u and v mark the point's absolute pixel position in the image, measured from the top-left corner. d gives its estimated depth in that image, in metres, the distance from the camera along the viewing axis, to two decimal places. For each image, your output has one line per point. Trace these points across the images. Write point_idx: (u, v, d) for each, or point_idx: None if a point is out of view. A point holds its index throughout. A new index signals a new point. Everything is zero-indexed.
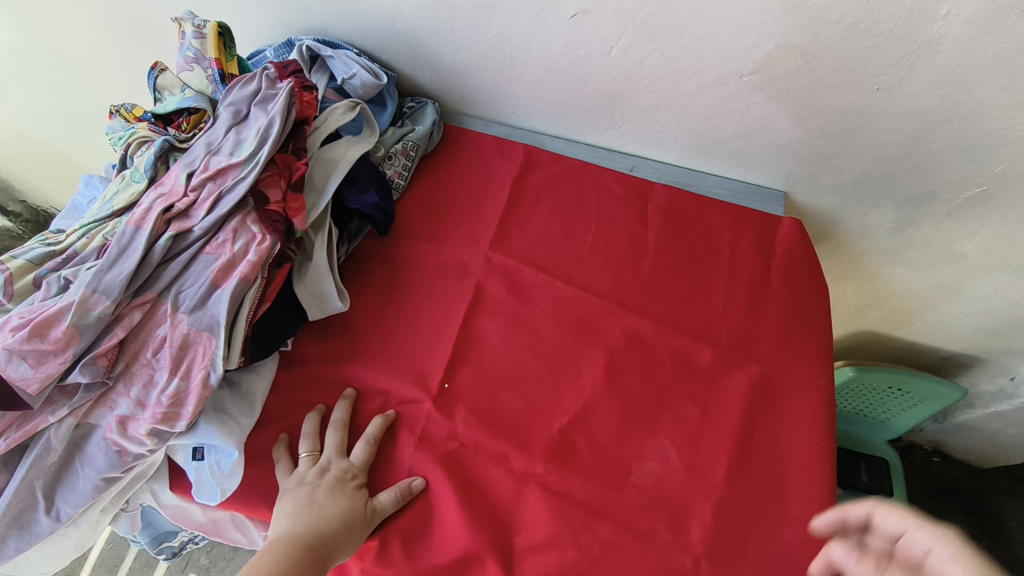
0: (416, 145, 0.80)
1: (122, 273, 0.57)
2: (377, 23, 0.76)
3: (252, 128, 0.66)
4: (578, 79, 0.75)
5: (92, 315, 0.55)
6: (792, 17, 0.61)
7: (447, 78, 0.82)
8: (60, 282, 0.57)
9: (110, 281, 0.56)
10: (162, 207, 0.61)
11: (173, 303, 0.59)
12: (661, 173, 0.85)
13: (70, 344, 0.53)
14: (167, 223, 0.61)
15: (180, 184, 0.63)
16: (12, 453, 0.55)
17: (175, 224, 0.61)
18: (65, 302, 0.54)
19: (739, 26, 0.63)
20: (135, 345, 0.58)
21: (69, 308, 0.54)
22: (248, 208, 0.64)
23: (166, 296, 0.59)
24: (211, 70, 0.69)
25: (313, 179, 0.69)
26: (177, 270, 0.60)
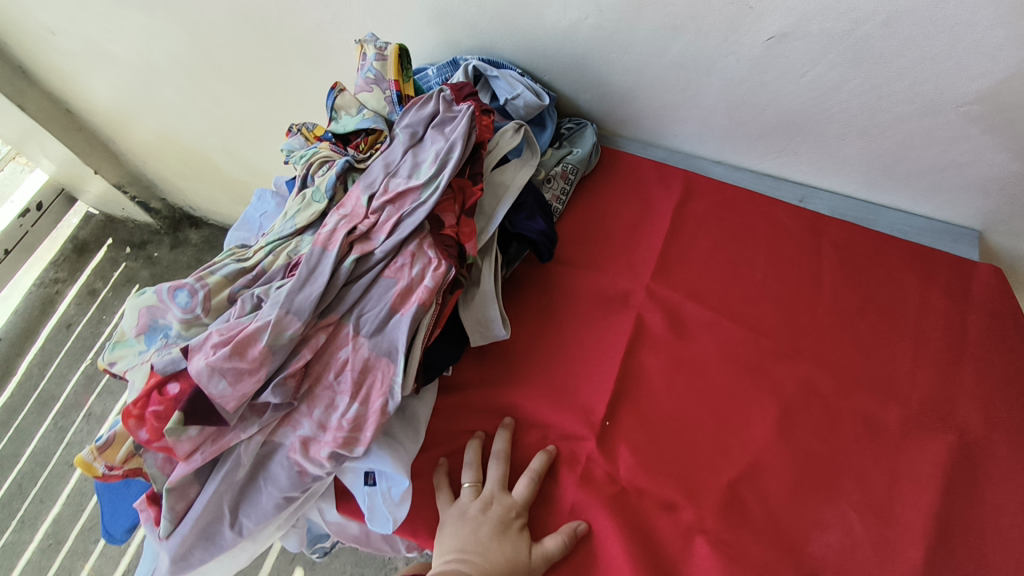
0: (575, 168, 0.77)
1: (312, 294, 0.57)
2: (545, 44, 0.74)
3: (430, 151, 0.65)
4: (758, 105, 0.70)
5: (285, 336, 0.56)
6: None
7: (609, 100, 0.78)
8: (254, 300, 0.58)
9: (300, 302, 0.57)
10: (347, 229, 0.61)
11: (355, 327, 0.59)
12: (835, 207, 0.78)
13: (264, 363, 0.55)
14: (350, 245, 0.61)
15: (361, 205, 0.64)
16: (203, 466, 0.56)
17: (358, 246, 0.61)
18: (261, 322, 0.56)
19: (970, 52, 0.57)
20: (318, 366, 0.58)
21: (264, 328, 0.56)
22: (425, 232, 0.63)
23: (348, 318, 0.59)
24: (390, 91, 0.69)
25: (483, 204, 0.67)
26: (358, 293, 0.60)
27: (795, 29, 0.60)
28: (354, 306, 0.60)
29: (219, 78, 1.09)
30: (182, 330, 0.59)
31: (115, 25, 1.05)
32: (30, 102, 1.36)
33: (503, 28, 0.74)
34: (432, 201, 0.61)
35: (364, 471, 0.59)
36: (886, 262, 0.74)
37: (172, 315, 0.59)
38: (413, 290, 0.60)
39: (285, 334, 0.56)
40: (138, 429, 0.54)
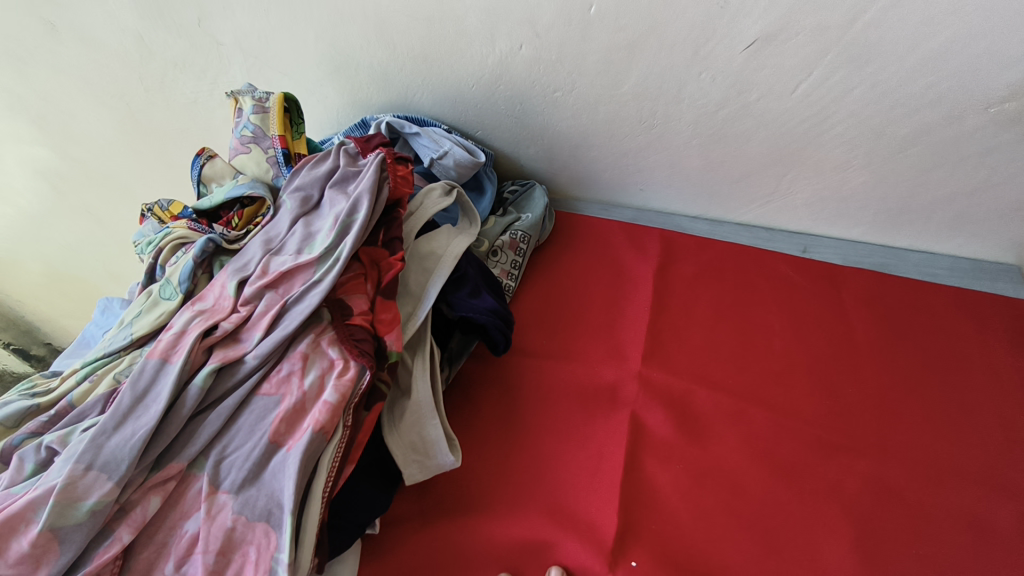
0: (527, 236, 0.61)
1: (136, 434, 0.36)
2: (471, 90, 0.60)
3: (328, 216, 0.47)
4: (740, 134, 0.58)
5: (81, 510, 0.33)
6: None
7: (557, 154, 0.64)
8: (42, 454, 0.36)
9: (114, 450, 0.35)
10: (201, 330, 0.41)
11: (212, 479, 0.37)
12: (844, 253, 0.64)
13: (42, 563, 0.33)
14: (208, 351, 0.41)
15: (227, 296, 0.44)
16: None
17: (219, 352, 0.41)
18: (41, 491, 0.34)
19: (999, 34, 0.45)
20: (150, 551, 0.36)
21: (46, 499, 0.34)
22: (324, 323, 0.44)
23: (202, 466, 0.38)
24: (274, 150, 0.52)
25: (407, 282, 0.49)
26: (217, 424, 0.39)
27: (781, 29, 0.48)
28: (211, 445, 0.38)
29: (88, 187, 0.90)
30: None
31: None
32: None
33: (419, 75, 0.60)
34: (329, 279, 0.42)
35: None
36: (927, 312, 0.59)
37: None
38: (306, 409, 0.40)
39: (81, 508, 0.34)
40: None
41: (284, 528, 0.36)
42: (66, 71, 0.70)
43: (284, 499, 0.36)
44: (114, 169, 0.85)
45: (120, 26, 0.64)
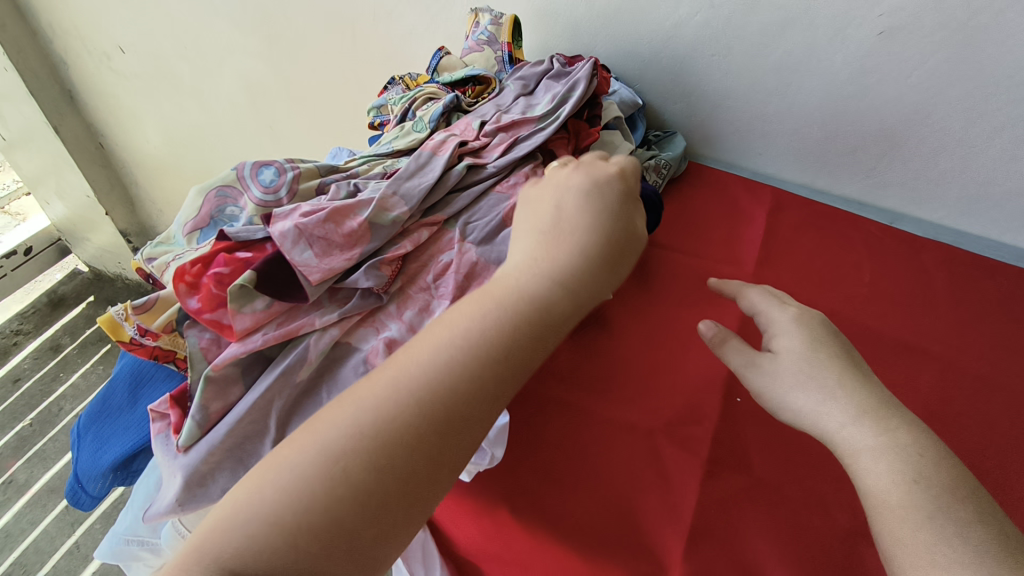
0: (668, 165, 0.75)
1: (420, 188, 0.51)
2: (645, 46, 0.76)
3: (545, 96, 0.62)
4: (855, 112, 0.71)
5: (388, 216, 0.48)
6: None
7: (698, 111, 0.79)
8: (351, 188, 0.51)
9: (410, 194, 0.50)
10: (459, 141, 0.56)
11: (462, 231, 0.51)
12: (927, 229, 0.76)
13: (359, 242, 0.46)
14: (461, 157, 0.56)
15: (472, 129, 0.59)
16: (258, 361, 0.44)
17: (469, 158, 0.56)
18: (362, 200, 0.48)
19: None
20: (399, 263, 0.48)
21: (366, 205, 0.48)
22: (538, 161, 0.58)
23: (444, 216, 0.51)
24: (501, 52, 0.68)
25: (592, 159, 0.63)
26: (468, 200, 0.53)
27: (908, 23, 0.62)
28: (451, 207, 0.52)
29: (283, 100, 1.10)
30: (256, 220, 0.49)
31: (190, 39, 1.07)
32: (66, 126, 1.34)
33: (606, 29, 0.77)
34: (552, 127, 0.57)
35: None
36: (996, 282, 0.69)
37: (247, 198, 0.50)
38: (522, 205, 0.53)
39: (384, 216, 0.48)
40: (188, 296, 0.43)
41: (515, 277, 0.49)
42: None
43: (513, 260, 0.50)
44: (314, 86, 1.04)
45: None
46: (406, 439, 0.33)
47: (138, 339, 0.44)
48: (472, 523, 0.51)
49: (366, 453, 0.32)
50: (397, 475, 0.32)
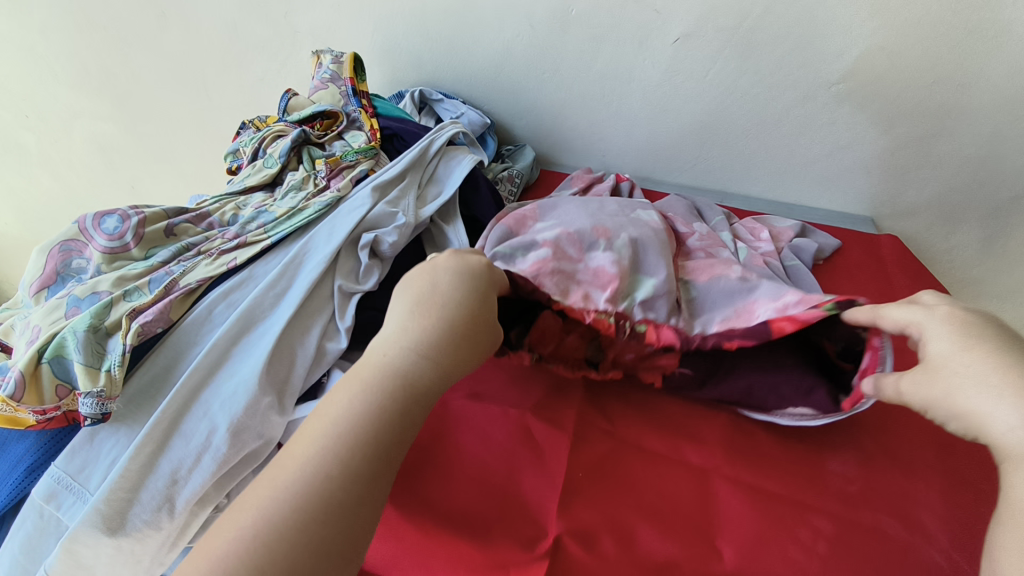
0: (521, 174, 0.82)
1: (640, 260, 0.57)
2: (483, 70, 0.83)
3: (410, 141, 0.69)
4: (672, 110, 0.81)
5: (271, 260, 0.54)
6: (878, 20, 0.67)
7: (543, 124, 0.87)
8: (246, 228, 0.56)
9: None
10: (353, 177, 0.63)
11: (331, 247, 0.55)
12: (750, 204, 0.87)
13: (250, 281, 0.52)
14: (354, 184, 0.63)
15: (348, 164, 0.64)
16: (131, 406, 0.45)
17: (360, 183, 0.62)
18: (258, 246, 0.54)
19: (827, 37, 0.70)
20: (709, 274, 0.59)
21: (262, 263, 0.53)
22: (410, 184, 0.64)
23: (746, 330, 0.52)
24: (345, 87, 0.71)
25: (439, 173, 0.68)
26: (351, 215, 0.58)
27: (695, 30, 0.73)
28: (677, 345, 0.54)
29: (143, 158, 1.07)
30: (101, 265, 0.50)
31: (32, 108, 1.03)
32: None
33: (446, 58, 0.83)
34: (404, 161, 0.64)
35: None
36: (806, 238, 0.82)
37: (92, 247, 0.50)
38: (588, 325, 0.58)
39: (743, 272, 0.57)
40: (52, 351, 0.44)
41: (350, 290, 0.54)
42: (161, 50, 0.90)
43: (336, 277, 0.54)
44: (174, 142, 1.03)
45: (217, 15, 0.84)
46: (361, 453, 0.36)
47: (41, 418, 0.43)
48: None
49: (340, 459, 0.35)
50: (354, 482, 0.35)
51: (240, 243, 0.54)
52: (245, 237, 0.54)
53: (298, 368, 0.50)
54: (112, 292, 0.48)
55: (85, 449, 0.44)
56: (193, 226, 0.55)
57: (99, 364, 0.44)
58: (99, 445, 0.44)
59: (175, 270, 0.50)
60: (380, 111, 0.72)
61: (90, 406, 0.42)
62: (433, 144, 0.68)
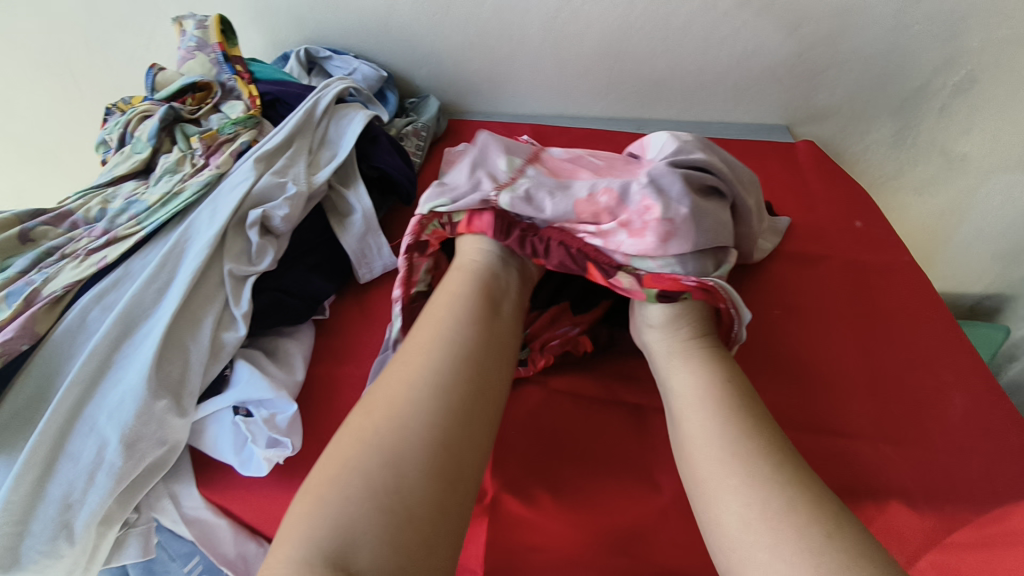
0: (427, 127, 0.77)
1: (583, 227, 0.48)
2: (370, 19, 0.77)
3: (294, 105, 0.64)
4: (574, 39, 0.77)
5: (148, 253, 0.49)
6: None
7: (445, 71, 0.82)
8: (114, 222, 0.51)
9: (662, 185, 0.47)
10: (235, 151, 0.58)
11: (218, 228, 0.51)
12: (668, 128, 0.85)
13: (126, 278, 0.48)
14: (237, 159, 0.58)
15: (226, 136, 0.59)
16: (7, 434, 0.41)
17: (243, 156, 0.57)
18: (130, 239, 0.49)
19: None
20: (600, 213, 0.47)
21: (138, 257, 0.49)
22: (299, 151, 0.60)
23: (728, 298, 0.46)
24: (214, 54, 0.65)
25: (330, 135, 0.63)
26: (236, 192, 0.54)
27: None
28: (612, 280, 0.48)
29: (22, 161, 0.98)
30: None
31: None
32: None
33: (327, 9, 0.77)
34: (288, 126, 0.60)
35: (231, 405, 0.47)
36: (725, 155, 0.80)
37: None
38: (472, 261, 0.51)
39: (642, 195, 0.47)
40: None
41: (242, 273, 0.51)
42: (9, 36, 0.80)
43: (224, 261, 0.51)
44: (50, 139, 0.94)
45: None
46: (425, 446, 0.34)
47: None
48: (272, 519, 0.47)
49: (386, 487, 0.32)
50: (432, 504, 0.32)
51: (110, 240, 0.49)
52: (115, 232, 0.50)
53: (194, 366, 0.46)
54: None
55: None
56: (53, 228, 0.50)
57: None
58: None
59: (36, 279, 0.46)
60: (259, 76, 0.66)
61: None
62: (318, 105, 0.63)
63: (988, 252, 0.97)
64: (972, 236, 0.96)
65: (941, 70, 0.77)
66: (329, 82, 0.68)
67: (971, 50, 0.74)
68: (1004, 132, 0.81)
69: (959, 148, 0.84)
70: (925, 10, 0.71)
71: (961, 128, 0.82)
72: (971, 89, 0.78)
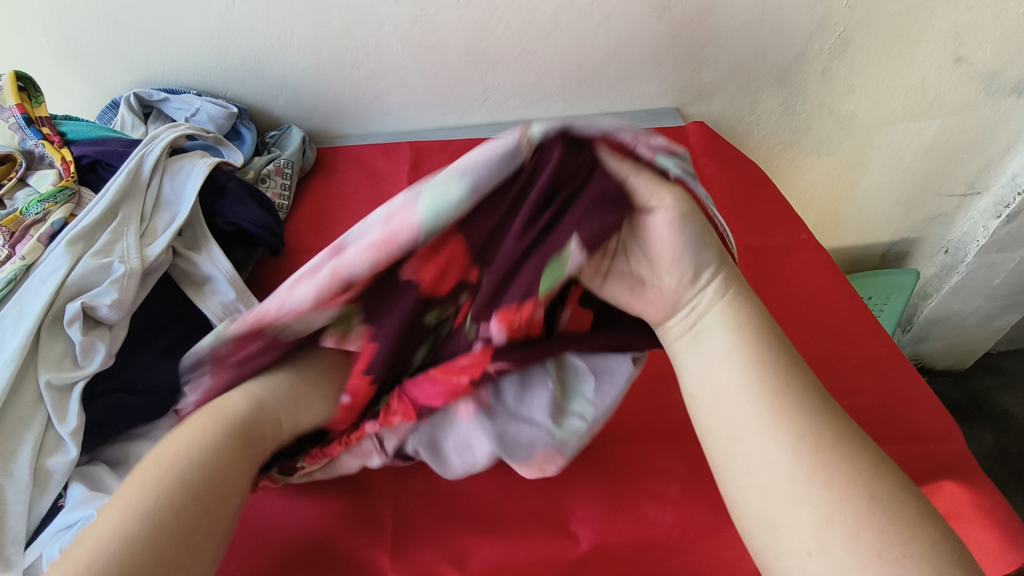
0: (291, 162, 0.70)
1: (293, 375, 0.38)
2: (206, 52, 0.69)
3: (117, 166, 0.56)
4: (438, 47, 0.71)
5: None
6: None
7: (304, 97, 0.75)
8: None
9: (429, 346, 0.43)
10: (45, 234, 0.50)
11: (25, 335, 0.43)
12: (556, 126, 0.81)
13: None
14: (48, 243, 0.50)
15: (33, 217, 0.51)
16: None
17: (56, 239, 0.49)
18: None
19: None
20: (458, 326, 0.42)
21: None
22: (125, 222, 0.52)
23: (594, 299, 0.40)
24: (14, 119, 0.56)
25: (166, 196, 0.56)
26: (46, 286, 0.46)
27: None
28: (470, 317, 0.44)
29: None
30: None
31: None
32: None
33: (154, 47, 0.68)
34: (108, 194, 0.52)
35: None
36: None
37: None
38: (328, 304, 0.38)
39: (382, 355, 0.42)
40: None
41: (66, 381, 0.43)
42: None
43: (40, 370, 0.43)
44: None
45: None
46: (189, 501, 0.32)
47: None
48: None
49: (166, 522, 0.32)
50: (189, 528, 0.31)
51: None
52: None
53: (12, 509, 0.39)
54: None
55: None
56: None
57: None
58: None
59: None
60: (73, 137, 0.58)
61: None
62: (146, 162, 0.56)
63: (889, 205, 0.97)
64: (872, 192, 0.96)
65: (816, 34, 0.75)
66: (161, 132, 0.60)
67: (839, 10, 0.73)
68: (884, 87, 0.81)
69: (845, 107, 0.84)
70: None
71: (844, 88, 0.81)
72: (847, 50, 0.77)
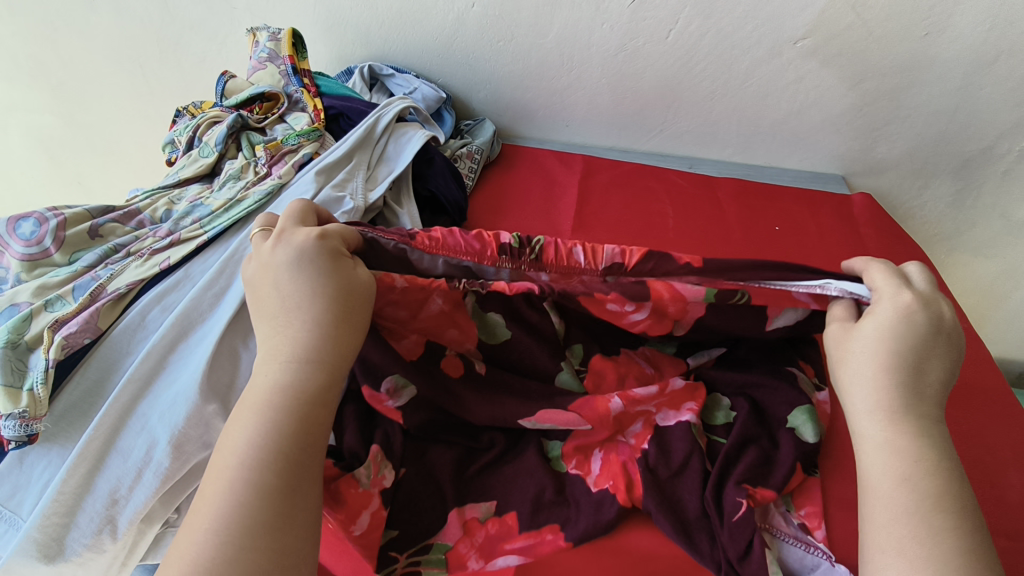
0: (480, 150, 0.81)
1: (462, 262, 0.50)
2: (435, 42, 0.79)
3: (357, 121, 0.65)
4: (635, 74, 0.77)
5: (209, 260, 0.50)
6: None
7: (502, 95, 0.84)
8: (174, 226, 0.52)
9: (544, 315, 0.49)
10: (297, 163, 0.59)
11: None
12: (721, 168, 0.86)
13: (183, 284, 0.48)
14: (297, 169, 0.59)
15: (288, 148, 0.60)
16: (61, 425, 0.42)
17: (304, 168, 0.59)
18: (191, 243, 0.50)
19: None
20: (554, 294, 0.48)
21: (200, 262, 0.50)
22: (356, 168, 0.60)
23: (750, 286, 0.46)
24: (284, 66, 0.66)
25: (388, 154, 0.64)
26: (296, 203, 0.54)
27: None
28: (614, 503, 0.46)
29: (86, 150, 1.01)
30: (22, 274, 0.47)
31: None
32: None
33: (394, 31, 0.79)
34: (350, 139, 0.60)
35: None
36: (773, 198, 0.81)
37: (9, 255, 0.47)
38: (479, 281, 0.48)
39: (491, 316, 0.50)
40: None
41: None
42: (92, 33, 0.84)
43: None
44: (116, 130, 0.97)
45: None
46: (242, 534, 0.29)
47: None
48: (332, 543, 0.46)
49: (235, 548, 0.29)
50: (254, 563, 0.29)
51: (174, 241, 0.50)
52: (179, 234, 0.51)
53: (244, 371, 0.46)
54: (32, 303, 0.44)
55: (15, 474, 0.42)
56: (121, 226, 0.52)
57: (20, 383, 0.41)
58: (29, 468, 0.42)
59: (102, 274, 0.47)
60: (324, 90, 0.68)
61: (14, 428, 0.39)
62: (381, 123, 0.63)
63: None
64: None
65: (1010, 134, 0.74)
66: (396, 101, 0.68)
67: None
68: None
69: (1020, 212, 0.81)
70: (998, 72, 0.69)
71: None
72: None
